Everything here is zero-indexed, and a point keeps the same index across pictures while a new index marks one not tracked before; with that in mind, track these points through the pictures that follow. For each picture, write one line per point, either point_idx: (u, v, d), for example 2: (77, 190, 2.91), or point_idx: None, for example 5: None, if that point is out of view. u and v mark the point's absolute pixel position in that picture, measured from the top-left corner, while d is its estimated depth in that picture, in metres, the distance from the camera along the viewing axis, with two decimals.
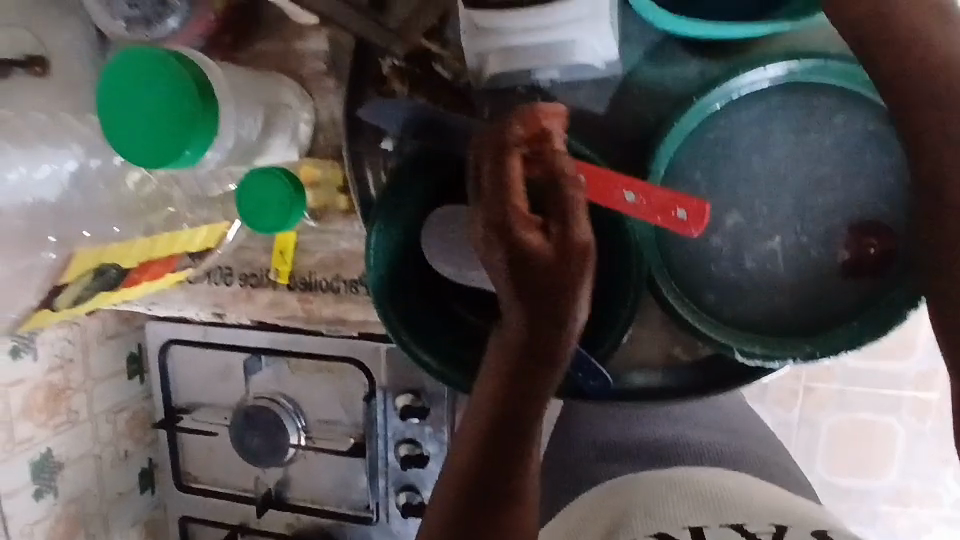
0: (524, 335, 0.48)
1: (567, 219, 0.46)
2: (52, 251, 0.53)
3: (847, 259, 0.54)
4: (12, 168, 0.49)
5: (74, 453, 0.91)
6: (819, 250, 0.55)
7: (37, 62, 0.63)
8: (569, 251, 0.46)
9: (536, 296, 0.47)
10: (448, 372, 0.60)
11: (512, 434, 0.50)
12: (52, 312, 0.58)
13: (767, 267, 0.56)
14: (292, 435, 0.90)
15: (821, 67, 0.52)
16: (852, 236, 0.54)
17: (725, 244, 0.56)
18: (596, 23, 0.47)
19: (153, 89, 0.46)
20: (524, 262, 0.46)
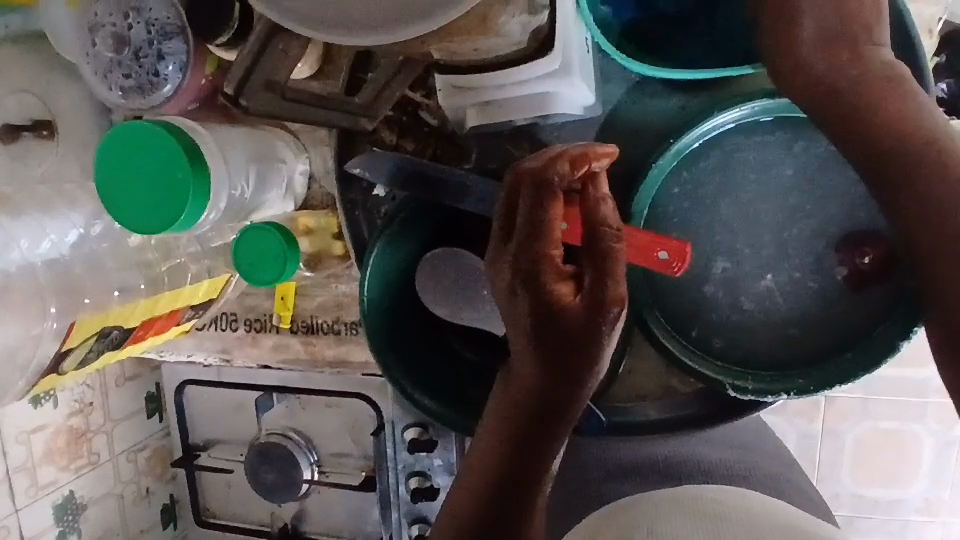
0: (538, 385, 0.45)
1: (601, 270, 0.43)
2: (53, 320, 0.55)
3: (847, 275, 0.54)
4: (14, 242, 0.54)
5: (96, 494, 0.93)
6: (815, 282, 0.55)
7: (45, 126, 0.68)
8: (602, 305, 0.42)
9: (560, 351, 0.43)
10: (446, 414, 0.62)
11: (521, 488, 0.46)
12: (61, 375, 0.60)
13: (764, 305, 0.56)
14: (306, 470, 0.91)
15: (795, 103, 0.52)
16: (844, 266, 0.54)
17: (719, 291, 0.57)
18: (569, 76, 0.49)
19: (146, 161, 0.49)
20: (551, 313, 0.43)
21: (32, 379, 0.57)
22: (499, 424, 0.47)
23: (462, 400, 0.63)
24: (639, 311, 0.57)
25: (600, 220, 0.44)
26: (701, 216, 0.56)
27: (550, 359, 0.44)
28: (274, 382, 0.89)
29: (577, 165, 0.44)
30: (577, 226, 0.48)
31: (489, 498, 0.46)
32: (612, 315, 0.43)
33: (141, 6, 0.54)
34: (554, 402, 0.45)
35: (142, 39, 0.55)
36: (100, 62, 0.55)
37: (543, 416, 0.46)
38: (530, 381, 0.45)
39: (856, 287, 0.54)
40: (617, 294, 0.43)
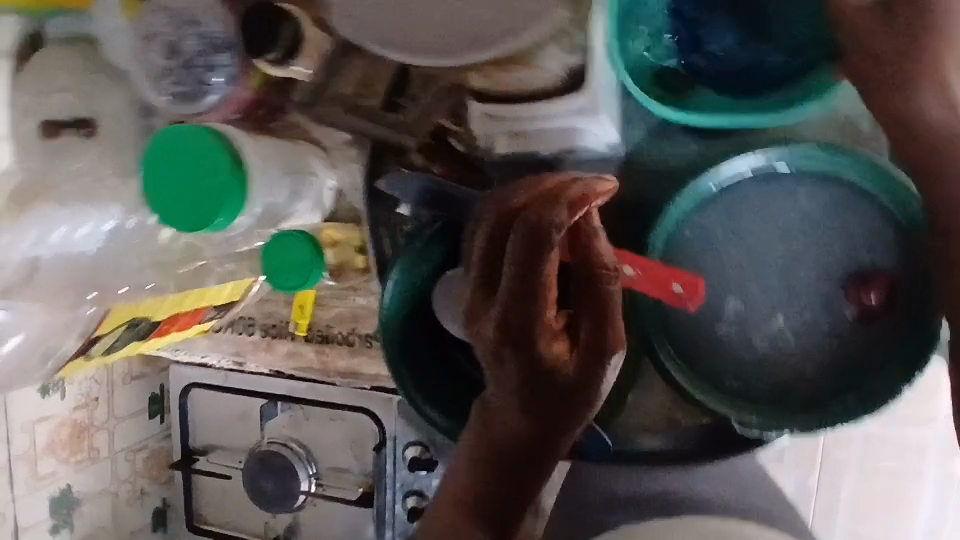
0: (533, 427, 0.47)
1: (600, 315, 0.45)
2: (89, 305, 0.59)
3: (855, 314, 0.55)
4: (55, 226, 0.54)
5: (93, 490, 0.93)
6: (827, 323, 0.56)
7: (85, 124, 0.69)
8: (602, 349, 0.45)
9: (559, 394, 0.46)
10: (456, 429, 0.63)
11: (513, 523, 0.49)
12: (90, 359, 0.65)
13: (776, 345, 0.57)
14: (303, 482, 0.91)
15: (806, 151, 0.54)
16: (851, 304, 0.55)
17: (732, 331, 0.57)
18: (595, 113, 0.51)
19: (183, 157, 0.51)
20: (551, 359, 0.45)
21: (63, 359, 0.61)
22: (486, 463, 0.49)
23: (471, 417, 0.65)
24: (649, 340, 0.58)
25: (598, 264, 0.45)
26: (716, 252, 0.58)
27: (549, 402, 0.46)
28: (280, 391, 0.91)
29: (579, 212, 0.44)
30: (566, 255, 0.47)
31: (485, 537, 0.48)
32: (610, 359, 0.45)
33: (197, 19, 0.57)
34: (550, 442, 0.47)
35: (194, 50, 0.57)
36: (152, 69, 0.58)
37: (534, 456, 0.48)
38: (524, 423, 0.47)
39: (864, 324, 0.55)
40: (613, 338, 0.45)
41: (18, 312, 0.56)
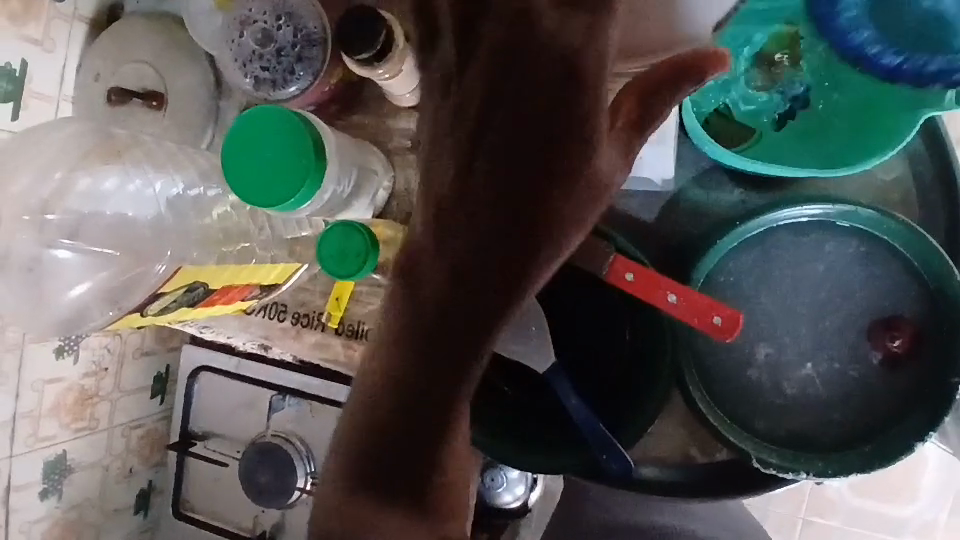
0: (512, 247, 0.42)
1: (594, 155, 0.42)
2: (164, 264, 0.57)
3: (882, 359, 0.60)
4: (130, 181, 0.58)
5: (86, 460, 0.91)
6: (855, 371, 0.61)
7: (156, 97, 0.74)
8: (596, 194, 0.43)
9: (528, 217, 0.41)
10: (497, 444, 0.61)
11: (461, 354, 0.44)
12: (139, 318, 0.59)
13: (805, 391, 0.61)
14: (300, 478, 0.91)
15: (853, 213, 0.59)
16: (878, 350, 0.60)
17: (763, 376, 0.62)
18: (664, 147, 0.56)
19: (279, 137, 0.54)
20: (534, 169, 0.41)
21: (121, 311, 0.57)
22: (453, 268, 0.42)
23: (505, 433, 0.62)
24: (679, 367, 0.59)
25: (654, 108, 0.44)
26: (756, 298, 0.62)
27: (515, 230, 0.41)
28: (290, 385, 0.93)
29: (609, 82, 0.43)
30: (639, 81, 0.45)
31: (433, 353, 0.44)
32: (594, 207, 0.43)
33: (294, 13, 0.60)
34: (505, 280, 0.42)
35: (286, 40, 0.61)
36: (243, 52, 0.61)
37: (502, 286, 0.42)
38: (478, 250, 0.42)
39: (889, 369, 0.60)
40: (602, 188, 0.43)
41: (81, 253, 0.56)
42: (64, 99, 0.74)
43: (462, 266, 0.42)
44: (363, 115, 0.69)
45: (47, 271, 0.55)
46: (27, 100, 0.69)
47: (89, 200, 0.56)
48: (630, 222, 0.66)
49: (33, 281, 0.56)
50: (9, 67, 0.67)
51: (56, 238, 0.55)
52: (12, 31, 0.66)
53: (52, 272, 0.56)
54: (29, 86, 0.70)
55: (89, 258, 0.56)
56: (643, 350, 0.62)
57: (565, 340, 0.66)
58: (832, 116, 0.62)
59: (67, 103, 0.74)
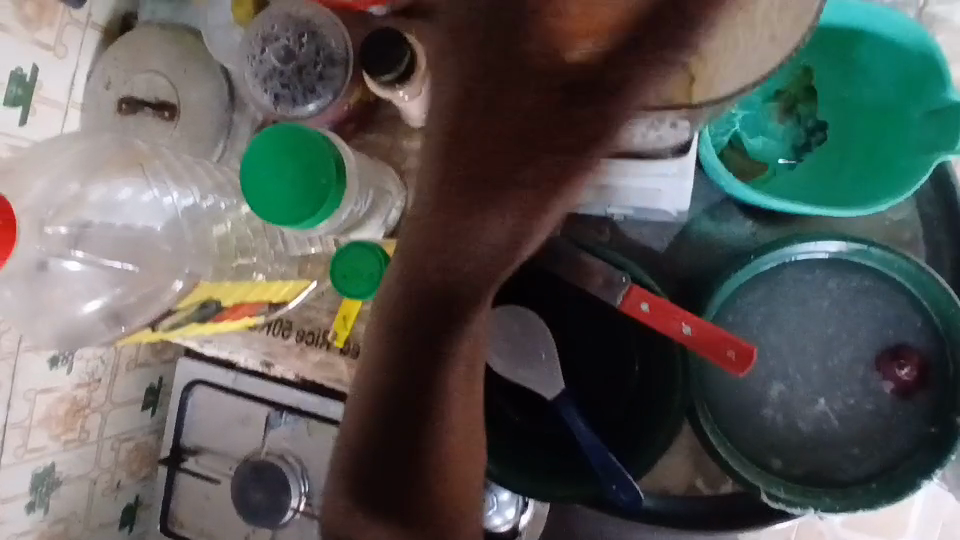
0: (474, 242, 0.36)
1: (560, 55, 0.31)
2: (181, 282, 0.56)
3: (894, 389, 0.61)
4: (147, 191, 0.57)
5: (74, 473, 0.89)
6: (870, 405, 0.62)
7: (167, 109, 0.73)
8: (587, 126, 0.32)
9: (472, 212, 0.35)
10: (506, 474, 0.60)
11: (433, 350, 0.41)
12: (150, 333, 0.59)
13: (820, 428, 0.62)
14: (294, 498, 0.89)
15: (862, 251, 0.60)
16: (889, 380, 0.61)
17: (777, 415, 0.63)
18: (679, 180, 0.54)
19: (300, 159, 0.53)
20: (494, 114, 0.33)
21: (130, 328, 0.56)
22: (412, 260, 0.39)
23: (517, 462, 0.61)
24: (693, 401, 0.59)
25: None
26: (771, 332, 0.63)
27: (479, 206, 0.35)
28: (289, 401, 0.91)
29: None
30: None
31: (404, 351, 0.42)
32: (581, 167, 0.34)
33: (317, 32, 0.61)
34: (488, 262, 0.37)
35: (308, 59, 0.61)
36: (264, 69, 0.61)
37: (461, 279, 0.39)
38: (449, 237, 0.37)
39: (901, 399, 0.61)
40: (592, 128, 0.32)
41: (93, 266, 0.54)
42: (73, 106, 0.72)
43: (424, 253, 0.38)
44: (379, 134, 0.69)
45: (54, 282, 0.52)
46: (36, 105, 0.67)
47: (103, 211, 0.55)
48: (641, 253, 0.67)
49: (37, 292, 0.52)
50: (20, 72, 0.64)
51: (69, 248, 0.53)
52: (24, 35, 0.64)
53: (60, 283, 0.53)
54: (39, 92, 0.68)
55: (101, 272, 0.54)
56: (651, 377, 0.62)
57: (569, 365, 0.66)
58: (843, 152, 0.64)
59: (76, 110, 0.73)
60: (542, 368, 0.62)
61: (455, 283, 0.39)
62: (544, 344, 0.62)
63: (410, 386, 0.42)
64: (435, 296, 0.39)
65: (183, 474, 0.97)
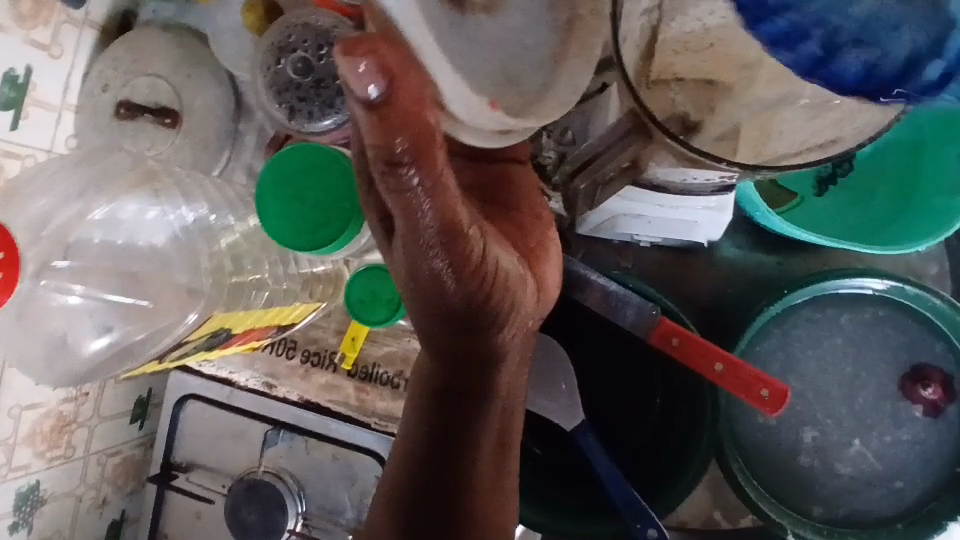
0: (439, 327, 0.38)
1: (401, 183, 0.30)
2: (194, 312, 0.53)
3: (925, 408, 0.61)
4: (150, 209, 0.54)
5: (60, 490, 0.75)
6: (906, 441, 0.61)
7: (170, 115, 0.68)
8: (453, 215, 0.32)
9: (437, 310, 0.37)
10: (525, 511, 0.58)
11: (456, 414, 0.43)
12: (155, 362, 0.55)
13: (856, 468, 0.62)
14: (290, 520, 0.75)
15: (899, 288, 0.59)
16: (920, 404, 0.61)
17: (814, 460, 0.62)
18: (718, 212, 0.53)
19: (322, 183, 0.51)
20: (407, 240, 0.33)
21: (140, 360, 0.53)
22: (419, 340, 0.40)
23: (547, 503, 0.60)
24: (722, 441, 0.58)
25: (414, 115, 0.28)
26: (800, 366, 0.62)
27: (426, 302, 0.36)
28: (287, 418, 0.77)
29: (349, 89, 0.27)
30: (408, 123, 0.28)
31: (432, 417, 0.43)
32: (473, 244, 0.34)
33: (337, 43, 0.57)
34: (466, 335, 0.38)
35: (327, 71, 0.58)
36: (280, 80, 0.58)
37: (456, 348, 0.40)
38: (428, 327, 0.39)
39: (933, 418, 0.61)
40: (454, 213, 0.32)
41: (96, 300, 0.50)
42: (66, 109, 0.66)
43: (426, 340, 0.40)
44: None
45: (55, 317, 0.49)
46: (28, 108, 0.61)
47: (105, 227, 0.52)
48: (663, 281, 0.65)
49: (35, 328, 0.49)
50: (13, 73, 0.59)
51: (69, 283, 0.49)
52: (18, 32, 0.58)
53: (61, 317, 0.49)
54: (32, 93, 0.62)
55: (102, 305, 0.51)
56: (677, 409, 0.61)
57: (590, 393, 0.64)
58: (875, 187, 0.63)
59: (69, 112, 0.67)
60: (564, 397, 0.60)
61: (460, 343, 0.39)
62: (563, 375, 0.59)
63: (442, 456, 0.42)
64: (453, 354, 0.40)
65: (173, 494, 0.82)
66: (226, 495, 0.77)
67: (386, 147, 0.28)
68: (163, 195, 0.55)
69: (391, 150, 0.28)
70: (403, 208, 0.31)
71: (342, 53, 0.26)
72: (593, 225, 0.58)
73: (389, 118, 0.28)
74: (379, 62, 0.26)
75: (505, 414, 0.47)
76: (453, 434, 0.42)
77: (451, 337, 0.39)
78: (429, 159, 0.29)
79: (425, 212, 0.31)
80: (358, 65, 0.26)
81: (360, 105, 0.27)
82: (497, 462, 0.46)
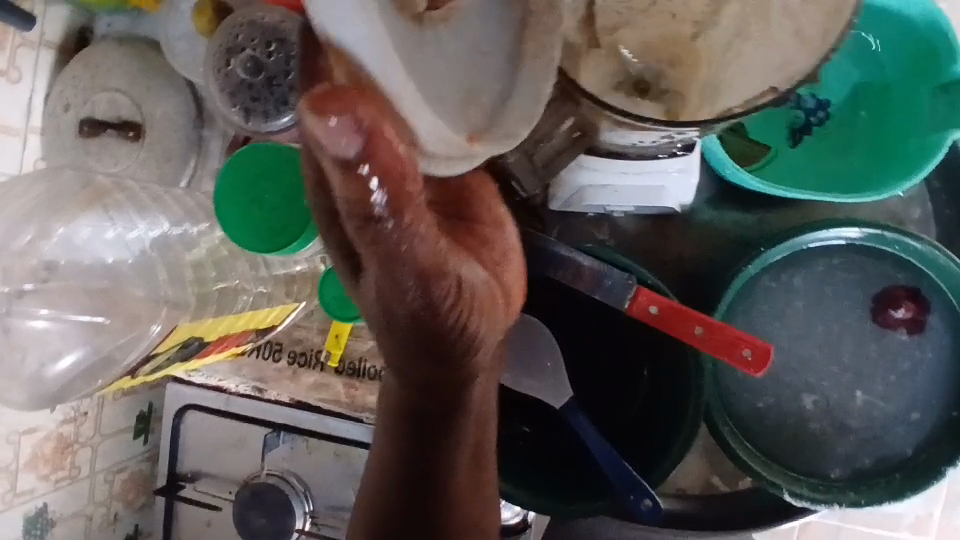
0: (417, 359, 0.37)
1: (371, 227, 0.28)
2: (158, 323, 0.53)
3: (905, 325, 0.60)
4: (108, 228, 0.54)
5: (69, 511, 0.74)
6: (907, 387, 0.60)
7: (133, 128, 0.67)
8: (432, 254, 0.31)
9: (415, 343, 0.35)
10: (518, 492, 0.58)
11: (436, 437, 0.41)
12: (130, 379, 0.56)
13: (858, 420, 0.61)
14: (299, 520, 0.76)
15: (878, 236, 0.57)
16: (901, 328, 0.60)
17: (814, 414, 0.61)
18: (684, 174, 0.52)
19: (280, 180, 0.50)
20: (377, 275, 0.31)
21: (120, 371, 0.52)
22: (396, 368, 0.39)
23: (539, 484, 0.59)
24: (709, 406, 0.58)
25: (396, 167, 0.26)
26: (791, 322, 0.61)
27: (401, 339, 0.35)
28: (283, 420, 0.76)
29: (316, 141, 0.25)
30: (394, 175, 0.26)
31: (411, 438, 0.41)
32: (448, 280, 0.33)
33: (286, 38, 0.56)
34: (444, 366, 0.37)
35: (279, 68, 0.56)
36: (232, 82, 0.57)
37: (436, 378, 0.38)
38: (404, 360, 0.37)
39: (923, 337, 0.60)
40: (427, 250, 0.30)
41: (63, 323, 0.51)
42: (30, 132, 0.65)
43: (403, 369, 0.38)
44: None
45: (21, 342, 0.50)
46: None
47: (66, 249, 0.52)
48: (643, 250, 0.64)
49: (9, 356, 0.50)
50: None
51: (33, 307, 0.50)
52: None
53: (30, 342, 0.50)
54: None
55: (69, 328, 0.51)
56: (666, 382, 0.60)
57: (577, 372, 0.64)
58: (842, 130, 0.62)
59: (33, 135, 0.66)
60: (550, 376, 0.59)
61: (440, 374, 0.38)
62: (548, 353, 0.59)
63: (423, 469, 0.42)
64: (433, 385, 0.39)
65: (183, 506, 0.82)
66: (233, 502, 0.77)
67: (365, 203, 0.27)
68: (124, 211, 0.55)
69: (370, 206, 0.27)
70: (372, 247, 0.29)
71: (311, 110, 0.24)
72: (562, 200, 0.57)
73: (366, 176, 0.26)
74: (351, 118, 0.25)
75: (482, 428, 0.46)
76: (434, 452, 0.42)
77: (430, 368, 0.37)
78: (407, 209, 0.28)
79: (392, 249, 0.29)
80: (328, 122, 0.25)
81: (335, 162, 0.26)
82: (475, 472, 0.46)
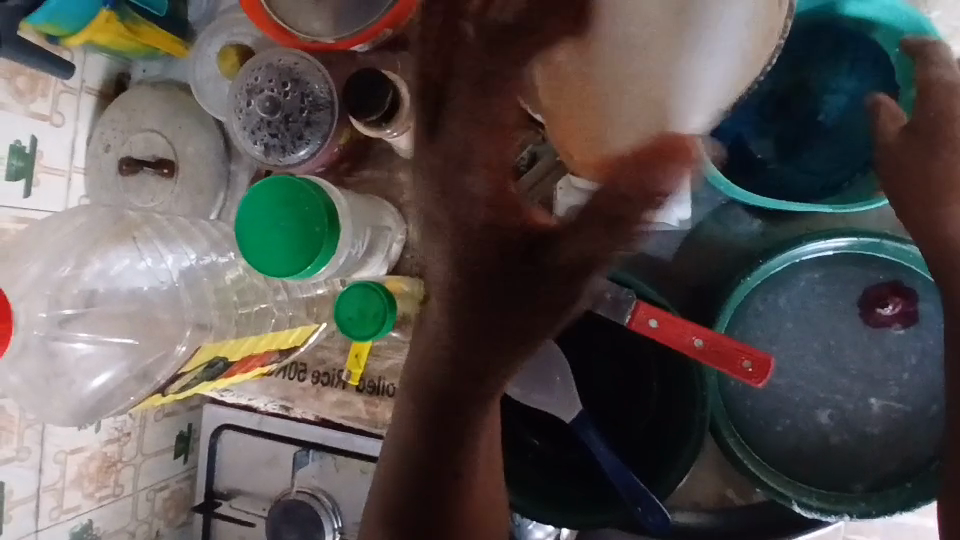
0: (485, 345, 0.41)
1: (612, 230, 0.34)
2: (184, 343, 0.57)
3: (895, 320, 0.60)
4: (141, 259, 0.59)
5: (112, 528, 0.77)
6: (921, 391, 0.60)
7: (167, 165, 0.73)
8: (569, 301, 0.38)
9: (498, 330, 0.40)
10: (532, 507, 0.59)
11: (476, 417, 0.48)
12: (161, 397, 0.59)
13: (869, 425, 0.61)
14: (327, 536, 0.79)
15: (877, 244, 0.58)
16: (894, 323, 0.60)
17: (826, 423, 0.62)
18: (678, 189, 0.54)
19: (295, 210, 0.54)
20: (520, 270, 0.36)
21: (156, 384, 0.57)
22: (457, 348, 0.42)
23: (555, 498, 0.60)
24: (714, 414, 0.60)
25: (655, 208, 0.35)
26: (798, 331, 0.62)
27: (482, 326, 0.40)
28: (313, 438, 0.81)
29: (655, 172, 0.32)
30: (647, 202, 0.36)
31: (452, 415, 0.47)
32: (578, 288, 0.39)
33: (299, 78, 0.61)
34: (503, 358, 0.42)
35: (294, 106, 0.61)
36: (251, 120, 0.61)
37: (491, 366, 0.43)
38: (470, 347, 0.42)
39: (935, 342, 0.60)
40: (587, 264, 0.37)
41: (99, 345, 0.56)
42: (75, 172, 0.71)
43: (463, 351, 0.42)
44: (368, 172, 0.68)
45: (64, 364, 0.55)
46: (38, 175, 0.66)
47: (103, 280, 0.57)
48: (647, 264, 0.65)
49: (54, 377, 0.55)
50: (19, 145, 0.63)
51: (75, 331, 0.55)
52: (18, 107, 0.62)
53: (73, 363, 0.55)
54: (39, 161, 0.66)
55: (104, 349, 0.56)
56: (672, 394, 0.61)
57: (586, 387, 0.66)
58: None
59: (77, 174, 0.71)
60: (558, 390, 0.60)
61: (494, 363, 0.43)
62: (558, 368, 0.60)
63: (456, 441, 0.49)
64: (486, 373, 0.44)
65: (220, 522, 0.86)
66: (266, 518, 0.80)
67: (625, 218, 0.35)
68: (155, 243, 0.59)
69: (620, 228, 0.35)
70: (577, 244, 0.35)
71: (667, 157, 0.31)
72: None
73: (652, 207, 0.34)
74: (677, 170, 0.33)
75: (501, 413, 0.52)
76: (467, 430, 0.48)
77: (491, 355, 0.42)
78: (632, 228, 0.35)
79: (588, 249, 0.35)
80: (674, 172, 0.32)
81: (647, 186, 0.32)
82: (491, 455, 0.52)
